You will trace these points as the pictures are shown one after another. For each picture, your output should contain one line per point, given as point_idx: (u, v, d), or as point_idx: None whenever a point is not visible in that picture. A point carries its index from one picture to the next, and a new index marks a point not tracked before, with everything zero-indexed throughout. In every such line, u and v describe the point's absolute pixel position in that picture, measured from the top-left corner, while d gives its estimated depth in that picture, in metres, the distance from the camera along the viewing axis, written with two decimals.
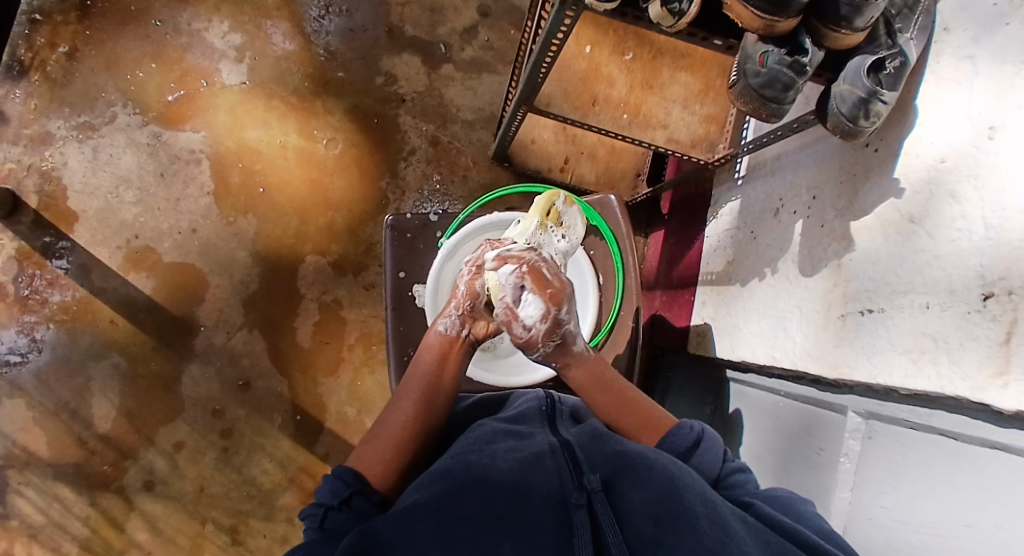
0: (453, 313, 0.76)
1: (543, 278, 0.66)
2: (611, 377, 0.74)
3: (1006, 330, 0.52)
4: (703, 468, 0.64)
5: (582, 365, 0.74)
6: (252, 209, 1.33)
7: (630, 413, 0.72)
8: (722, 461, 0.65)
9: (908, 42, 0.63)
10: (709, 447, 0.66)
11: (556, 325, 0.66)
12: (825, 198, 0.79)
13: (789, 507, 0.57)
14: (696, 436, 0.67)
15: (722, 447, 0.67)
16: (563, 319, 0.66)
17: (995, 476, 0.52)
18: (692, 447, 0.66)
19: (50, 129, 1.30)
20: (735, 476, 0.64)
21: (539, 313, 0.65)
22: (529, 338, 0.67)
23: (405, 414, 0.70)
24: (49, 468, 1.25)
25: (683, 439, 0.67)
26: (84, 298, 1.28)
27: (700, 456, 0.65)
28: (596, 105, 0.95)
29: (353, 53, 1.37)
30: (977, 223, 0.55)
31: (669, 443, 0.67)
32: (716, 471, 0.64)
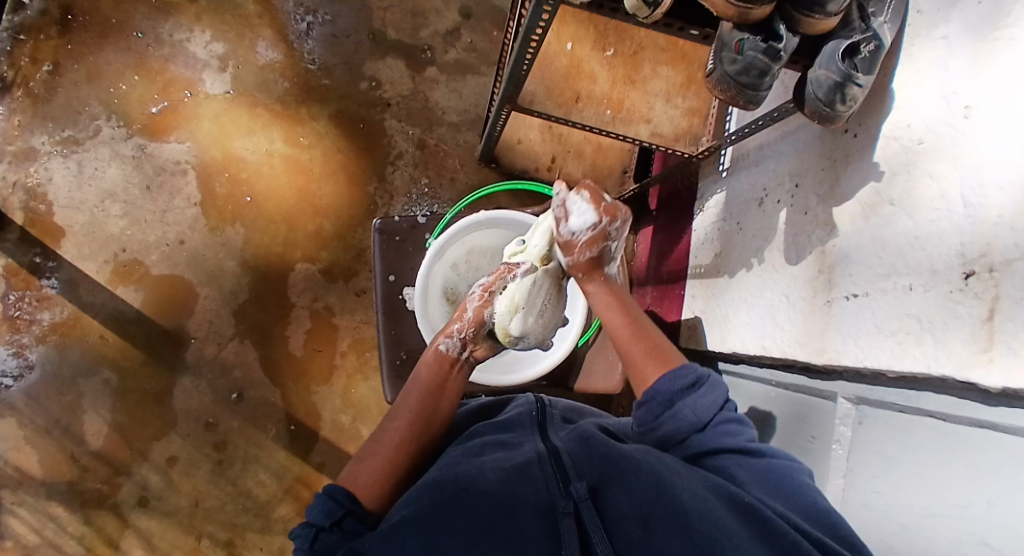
0: (455, 334, 0.78)
1: (599, 196, 0.75)
2: (628, 303, 0.75)
3: (989, 306, 0.52)
4: (695, 410, 0.63)
5: (608, 286, 0.76)
6: (239, 219, 1.32)
7: (636, 339, 0.71)
8: (718, 408, 0.64)
9: (881, 26, 0.63)
10: (708, 390, 0.65)
11: (603, 236, 0.75)
12: (808, 185, 0.79)
13: (784, 482, 0.57)
14: (697, 377, 0.65)
15: (727, 395, 0.65)
16: (611, 234, 0.75)
17: (986, 453, 0.52)
18: (689, 388, 0.65)
19: (34, 145, 1.29)
20: (729, 425, 0.62)
21: (590, 220, 0.74)
22: (572, 239, 0.76)
23: (401, 428, 0.68)
24: (42, 486, 1.23)
25: (681, 380, 0.65)
26: (73, 313, 1.27)
27: (694, 400, 0.64)
28: (579, 101, 0.95)
29: (337, 59, 1.37)
30: (956, 202, 0.56)
31: (666, 381, 0.66)
32: (710, 414, 0.63)
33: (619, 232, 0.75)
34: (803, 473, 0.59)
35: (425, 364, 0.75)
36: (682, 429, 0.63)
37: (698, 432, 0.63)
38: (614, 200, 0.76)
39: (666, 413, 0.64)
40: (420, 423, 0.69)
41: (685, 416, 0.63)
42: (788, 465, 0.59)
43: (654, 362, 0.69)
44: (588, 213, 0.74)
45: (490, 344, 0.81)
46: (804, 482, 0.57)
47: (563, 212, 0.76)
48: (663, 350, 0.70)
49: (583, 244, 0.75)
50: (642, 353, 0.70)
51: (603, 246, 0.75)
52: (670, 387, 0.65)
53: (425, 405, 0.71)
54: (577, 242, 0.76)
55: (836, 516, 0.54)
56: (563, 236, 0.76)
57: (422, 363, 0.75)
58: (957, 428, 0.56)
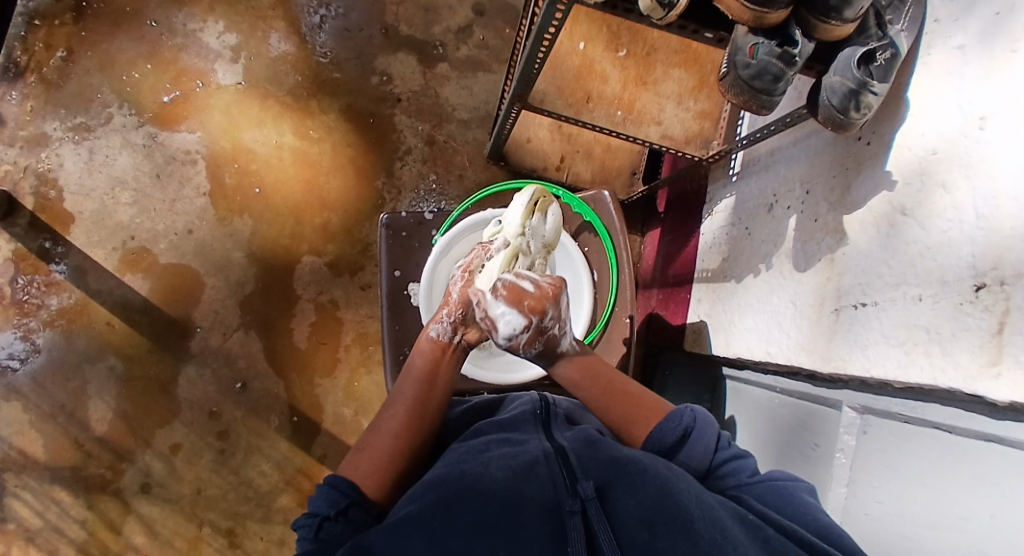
0: (445, 319, 0.78)
1: (519, 291, 0.71)
2: (605, 373, 0.73)
3: (998, 319, 0.52)
4: (691, 461, 0.63)
5: (571, 362, 0.74)
6: (248, 210, 1.33)
7: (620, 405, 0.70)
8: (714, 450, 0.64)
9: (899, 34, 0.63)
10: (699, 436, 0.65)
11: (539, 332, 0.70)
12: (819, 192, 0.78)
13: (784, 501, 0.58)
14: (685, 426, 0.65)
15: (718, 434, 0.66)
16: (547, 325, 0.71)
17: (993, 465, 0.52)
18: (680, 440, 0.65)
19: (46, 131, 1.30)
20: (728, 465, 0.63)
21: (521, 324, 0.69)
22: (512, 342, 0.71)
23: (399, 417, 0.68)
24: (45, 470, 1.24)
25: (670, 433, 0.65)
26: (81, 300, 1.28)
27: (688, 451, 0.64)
28: (590, 102, 0.95)
29: (348, 53, 1.37)
30: (968, 213, 0.55)
31: (656, 436, 0.65)
32: (706, 461, 0.63)
33: (553, 320, 0.71)
34: (806, 492, 0.59)
35: (422, 354, 0.76)
36: None
37: (699, 479, 0.63)
38: (538, 288, 0.71)
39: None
40: (417, 413, 0.69)
41: (682, 467, 0.63)
42: (788, 485, 0.59)
43: (639, 422, 0.67)
44: (512, 326, 0.70)
45: (483, 326, 0.79)
46: (806, 500, 0.57)
47: (490, 322, 0.71)
48: (645, 406, 0.69)
49: (524, 343, 0.70)
50: (623, 419, 0.68)
51: (543, 341, 0.71)
52: (661, 439, 0.65)
53: (423, 393, 0.71)
54: (521, 339, 0.70)
55: (841, 532, 0.54)
56: (503, 343, 0.71)
57: (418, 353, 0.76)
58: (965, 440, 0.55)
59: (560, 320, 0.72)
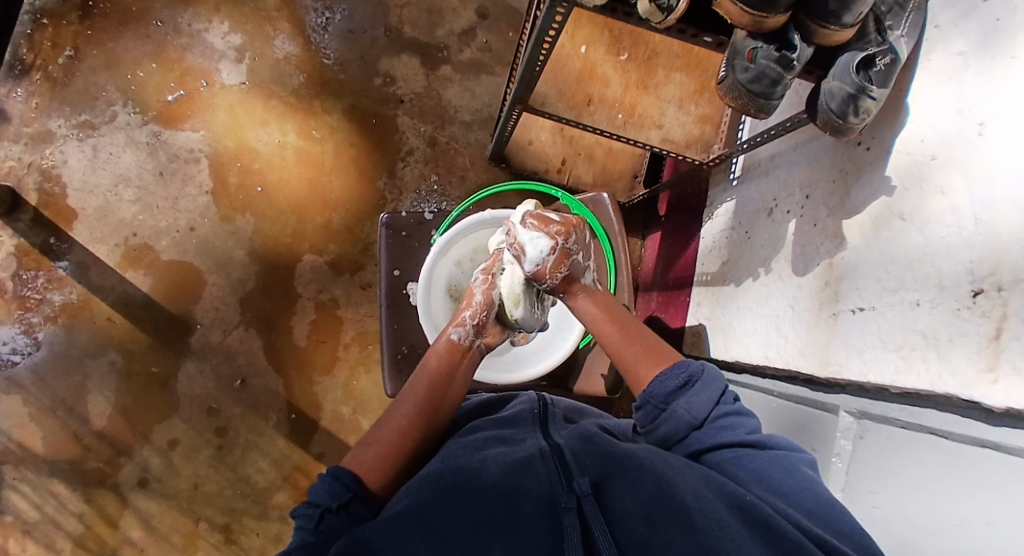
0: (467, 323, 0.78)
1: (547, 220, 0.77)
2: (619, 308, 0.76)
3: (995, 325, 0.52)
4: (690, 411, 0.62)
5: (592, 296, 0.76)
6: (250, 208, 1.33)
7: (630, 344, 0.71)
8: (715, 402, 0.62)
9: (899, 40, 0.62)
10: (701, 387, 0.63)
11: (565, 255, 0.75)
12: (818, 197, 0.79)
13: (786, 475, 0.56)
14: (689, 375, 0.64)
15: (722, 387, 0.63)
16: (572, 248, 0.75)
17: (986, 471, 0.52)
18: (681, 388, 0.64)
19: (51, 128, 1.31)
20: (726, 418, 0.61)
21: (547, 245, 0.74)
22: (539, 269, 0.75)
23: (407, 415, 0.68)
24: (44, 464, 1.25)
25: (671, 380, 0.64)
26: (83, 295, 1.28)
27: (689, 398, 0.63)
28: (590, 105, 0.95)
29: (352, 54, 1.38)
30: (966, 218, 0.55)
31: (656, 384, 0.65)
32: (706, 412, 0.62)
33: (578, 244, 0.76)
34: (806, 465, 0.57)
35: (436, 355, 0.75)
36: (681, 428, 0.62)
37: (696, 430, 0.62)
38: (562, 219, 0.78)
39: (662, 416, 0.64)
40: (424, 411, 0.69)
41: (681, 417, 0.62)
42: (787, 454, 0.58)
43: (648, 364, 0.68)
44: (540, 239, 0.75)
45: (502, 329, 0.82)
46: (807, 475, 0.56)
47: (519, 246, 0.76)
48: (656, 350, 0.69)
49: (551, 268, 0.74)
50: (640, 354, 0.69)
51: (569, 266, 0.75)
52: (662, 388, 0.64)
53: (434, 394, 0.71)
54: (545, 266, 0.74)
55: (841, 511, 0.53)
56: (529, 269, 0.75)
57: (432, 354, 0.75)
58: (959, 445, 0.55)
59: (582, 248, 0.77)
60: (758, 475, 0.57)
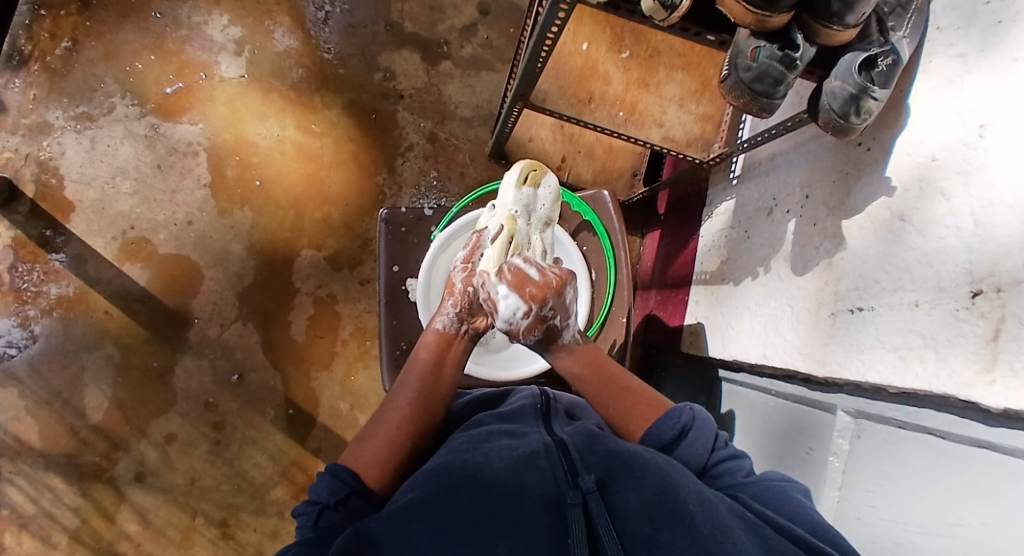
0: (451, 311, 0.77)
1: (523, 278, 0.74)
2: (607, 363, 0.75)
3: (994, 327, 0.52)
4: (689, 460, 0.63)
5: (574, 354, 0.75)
6: (248, 202, 1.33)
7: (618, 401, 0.70)
8: (712, 449, 0.64)
9: (901, 41, 0.62)
10: (697, 435, 0.64)
11: (540, 320, 0.72)
12: (818, 197, 0.79)
13: (782, 499, 0.57)
14: (683, 425, 0.65)
15: (716, 433, 0.65)
16: (547, 315, 0.73)
17: (984, 471, 0.52)
18: (677, 438, 0.65)
19: (49, 119, 1.30)
20: (723, 465, 0.63)
21: (521, 309, 0.72)
22: (512, 327, 0.73)
23: (402, 408, 0.68)
24: (40, 458, 1.24)
25: (668, 428, 0.65)
26: (79, 288, 1.28)
27: (685, 448, 0.64)
28: (592, 102, 0.95)
29: (353, 49, 1.37)
30: (966, 219, 0.56)
31: (651, 436, 0.65)
32: (703, 461, 0.63)
33: (557, 310, 0.73)
34: (799, 493, 0.58)
35: (428, 345, 0.75)
36: None
37: (695, 478, 0.63)
38: (542, 275, 0.74)
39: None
40: (419, 403, 0.69)
41: (679, 467, 0.63)
42: (781, 484, 0.59)
43: (638, 419, 0.68)
44: (511, 306, 0.72)
45: (491, 312, 0.79)
46: (801, 501, 0.56)
47: (492, 303, 0.74)
48: (644, 403, 0.69)
49: (524, 330, 0.73)
50: (625, 414, 0.69)
51: (543, 329, 0.73)
52: (656, 438, 0.65)
53: (427, 385, 0.71)
54: (518, 326, 0.73)
55: (835, 532, 0.53)
56: (502, 328, 0.74)
57: (423, 344, 0.76)
58: (957, 446, 0.55)
59: (561, 311, 0.74)
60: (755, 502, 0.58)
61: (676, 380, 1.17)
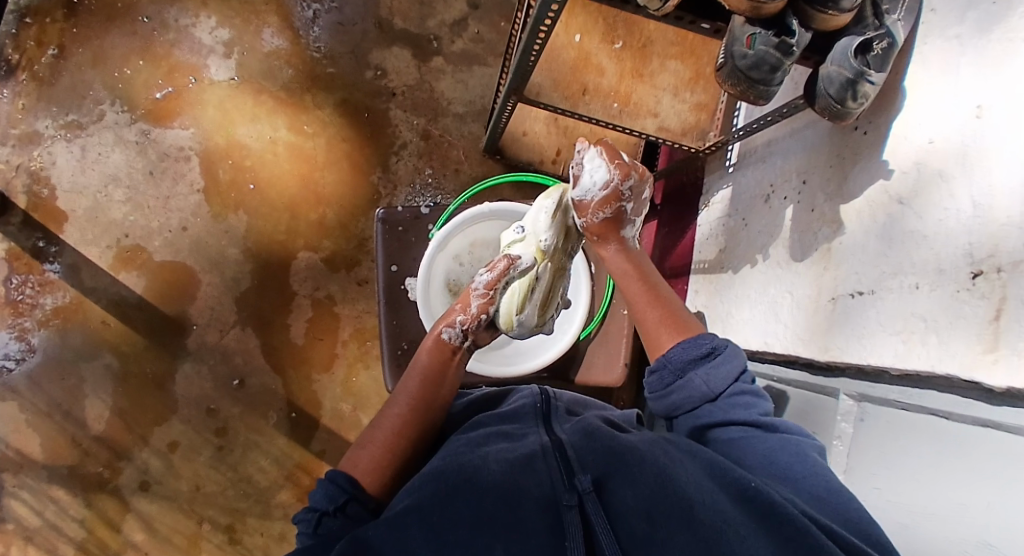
0: (457, 324, 0.76)
1: (616, 155, 0.74)
2: (650, 271, 0.76)
3: (995, 307, 0.52)
4: (708, 385, 0.63)
5: (626, 251, 0.77)
6: (242, 205, 1.32)
7: (654, 307, 0.73)
8: (734, 379, 0.63)
9: (895, 23, 0.62)
10: (723, 360, 0.64)
11: (616, 197, 0.74)
12: (815, 182, 0.79)
13: (793, 461, 0.56)
14: (713, 348, 0.65)
15: (743, 365, 0.64)
16: (625, 192, 0.74)
17: (987, 455, 0.52)
18: (701, 359, 0.65)
19: (38, 129, 1.29)
20: (742, 398, 0.62)
21: (602, 179, 0.74)
22: (583, 201, 0.75)
23: (400, 415, 0.68)
24: (43, 470, 1.24)
25: (694, 350, 0.66)
26: (75, 298, 1.27)
27: (707, 371, 0.64)
28: (586, 94, 0.94)
29: (342, 48, 1.36)
30: (964, 203, 0.56)
31: (676, 353, 0.66)
32: (722, 387, 0.63)
33: (632, 191, 0.75)
34: (816, 452, 0.58)
35: (427, 352, 0.75)
36: (694, 400, 0.64)
37: (710, 402, 0.63)
38: (630, 161, 0.75)
39: (677, 383, 0.65)
40: (416, 409, 0.69)
41: (696, 388, 0.64)
42: (797, 441, 0.58)
43: (669, 332, 0.70)
44: (600, 173, 0.74)
45: (490, 332, 0.81)
46: (815, 461, 0.56)
47: (578, 171, 0.75)
48: (679, 320, 0.71)
49: (595, 205, 0.75)
50: (658, 321, 0.71)
51: (615, 208, 0.75)
52: (682, 356, 0.66)
53: (426, 393, 0.71)
54: (588, 203, 0.75)
55: (847, 497, 0.53)
56: (574, 197, 0.76)
57: (421, 351, 0.75)
58: (961, 427, 0.56)
59: (636, 199, 0.76)
60: (766, 458, 0.57)
61: None
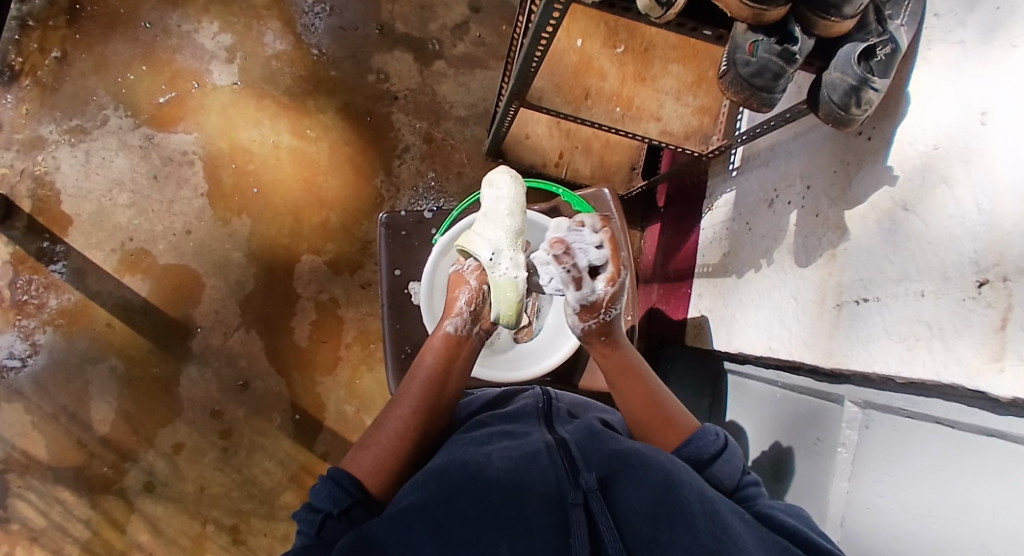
0: (463, 312, 0.76)
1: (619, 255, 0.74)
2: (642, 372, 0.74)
3: (1002, 315, 0.52)
4: (723, 479, 0.61)
5: (620, 350, 0.76)
6: (245, 209, 1.32)
7: (652, 413, 0.69)
8: (742, 471, 0.63)
9: (898, 30, 0.62)
10: (732, 456, 0.63)
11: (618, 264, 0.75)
12: (820, 187, 0.78)
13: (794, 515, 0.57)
14: (720, 444, 0.64)
15: (744, 460, 0.64)
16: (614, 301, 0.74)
17: (997, 461, 0.52)
18: (716, 455, 0.63)
19: (43, 134, 1.29)
20: (751, 489, 0.62)
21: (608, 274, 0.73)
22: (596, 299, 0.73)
23: (403, 417, 0.67)
24: (49, 472, 1.25)
25: (707, 446, 0.64)
26: (80, 301, 1.27)
27: (721, 466, 0.62)
28: (588, 98, 0.94)
29: (344, 51, 1.36)
30: (970, 208, 0.55)
31: (696, 446, 0.64)
32: (736, 482, 0.61)
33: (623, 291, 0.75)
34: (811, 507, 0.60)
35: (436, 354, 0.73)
36: None
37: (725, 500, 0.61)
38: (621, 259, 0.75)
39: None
40: (424, 413, 0.68)
41: (714, 486, 0.61)
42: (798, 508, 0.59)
43: (670, 435, 0.67)
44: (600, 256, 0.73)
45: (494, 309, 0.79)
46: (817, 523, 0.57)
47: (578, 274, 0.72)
48: (670, 418, 0.68)
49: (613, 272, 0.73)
50: (656, 424, 0.68)
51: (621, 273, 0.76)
52: (693, 454, 0.64)
53: (434, 393, 0.70)
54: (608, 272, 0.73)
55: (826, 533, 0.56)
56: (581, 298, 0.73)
57: (430, 352, 0.73)
58: (966, 435, 0.56)
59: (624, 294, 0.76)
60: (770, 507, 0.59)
61: (680, 374, 1.17)
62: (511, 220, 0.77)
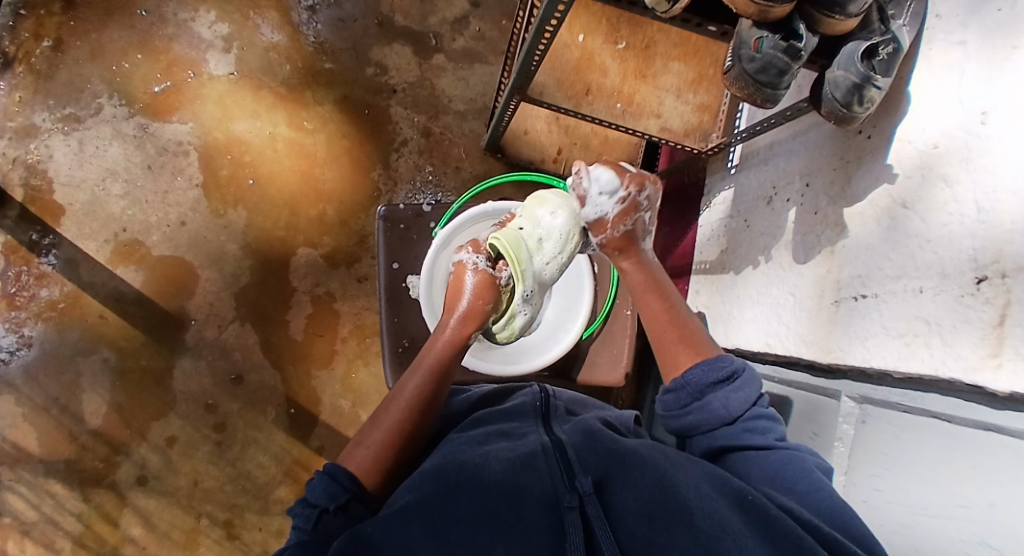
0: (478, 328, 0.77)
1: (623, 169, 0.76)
2: (665, 284, 0.76)
3: (999, 312, 0.52)
4: (727, 405, 0.63)
5: (643, 263, 0.77)
6: (241, 201, 1.31)
7: (671, 325, 0.72)
8: (752, 403, 0.64)
9: (901, 29, 0.63)
10: (743, 384, 0.64)
11: (632, 209, 0.75)
12: (819, 184, 0.79)
13: (800, 477, 0.57)
14: (732, 371, 0.65)
15: (758, 391, 0.65)
16: (640, 202, 0.76)
17: (993, 455, 0.53)
18: (721, 382, 0.65)
19: (36, 122, 1.28)
20: (758, 421, 0.63)
21: (619, 195, 0.75)
22: (601, 219, 0.76)
23: (400, 411, 0.67)
24: (40, 465, 1.23)
25: (715, 373, 0.65)
26: (72, 292, 1.26)
27: (727, 394, 0.64)
28: (590, 94, 0.94)
29: (343, 43, 1.36)
30: (969, 207, 0.56)
31: (697, 374, 0.66)
32: (741, 410, 0.63)
33: (647, 201, 0.76)
34: (820, 469, 0.59)
35: (440, 349, 0.73)
36: (712, 421, 0.64)
37: (728, 425, 0.63)
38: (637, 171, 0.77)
39: (695, 404, 0.65)
40: (421, 412, 0.68)
41: (715, 409, 0.64)
42: (794, 453, 0.60)
43: (687, 351, 0.69)
44: (611, 184, 0.75)
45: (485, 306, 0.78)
46: (820, 480, 0.57)
47: (584, 191, 0.77)
48: (693, 337, 0.71)
49: (614, 220, 0.75)
50: (675, 340, 0.71)
51: (632, 222, 0.76)
52: (702, 378, 0.65)
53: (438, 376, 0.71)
54: (607, 220, 0.75)
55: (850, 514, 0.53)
56: (589, 218, 0.76)
57: (434, 347, 0.73)
58: (964, 430, 0.56)
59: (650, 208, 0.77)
60: (772, 473, 0.59)
61: None
62: (551, 244, 0.79)
